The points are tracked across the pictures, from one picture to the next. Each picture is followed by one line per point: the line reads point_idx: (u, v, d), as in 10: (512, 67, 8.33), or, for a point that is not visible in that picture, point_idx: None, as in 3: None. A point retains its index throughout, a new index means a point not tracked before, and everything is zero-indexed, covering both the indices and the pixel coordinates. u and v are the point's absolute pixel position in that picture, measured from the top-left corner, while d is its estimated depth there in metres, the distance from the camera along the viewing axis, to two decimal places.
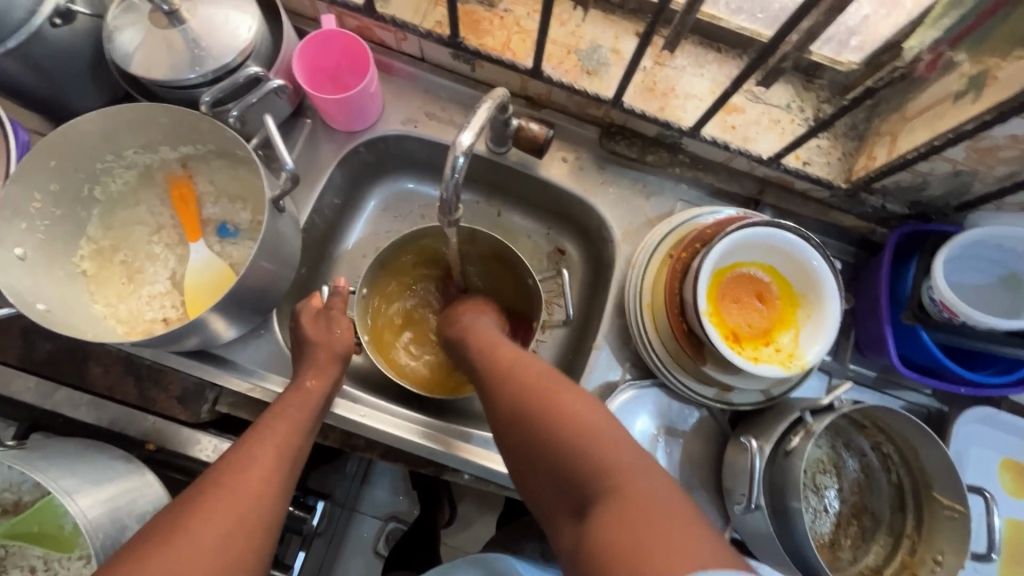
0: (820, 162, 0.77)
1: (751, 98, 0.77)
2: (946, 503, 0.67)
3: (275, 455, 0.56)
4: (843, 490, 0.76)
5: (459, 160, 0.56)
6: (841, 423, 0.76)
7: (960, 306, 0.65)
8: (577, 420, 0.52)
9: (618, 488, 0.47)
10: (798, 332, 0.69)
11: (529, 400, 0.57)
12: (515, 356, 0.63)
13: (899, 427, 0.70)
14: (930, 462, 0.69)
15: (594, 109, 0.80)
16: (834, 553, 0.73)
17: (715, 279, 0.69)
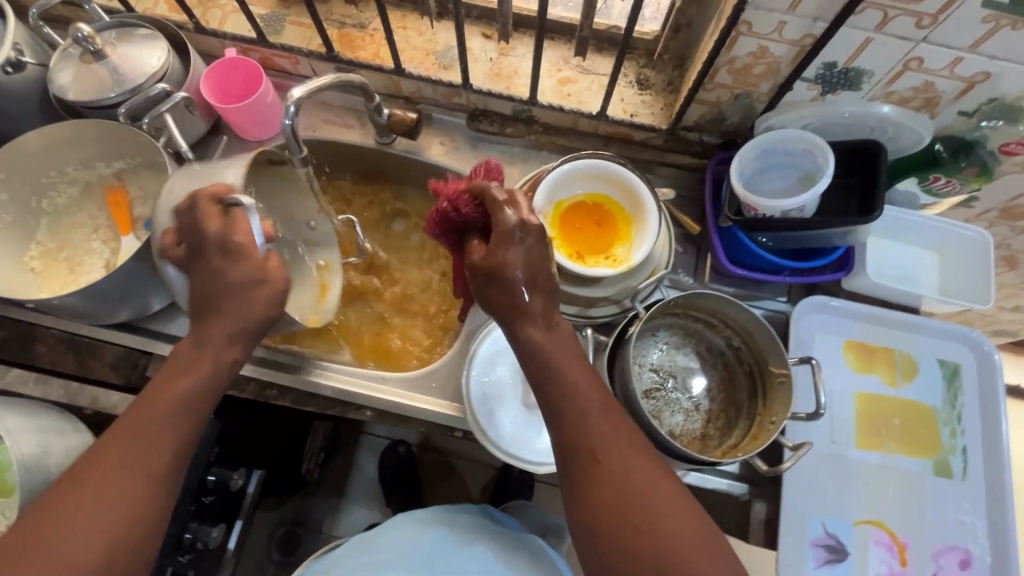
0: (646, 113, 0.92)
1: (582, 70, 0.93)
2: (778, 373, 0.76)
3: (189, 393, 0.60)
4: (708, 388, 0.83)
5: (291, 109, 0.71)
6: (698, 327, 0.85)
7: (753, 198, 0.76)
8: (678, 521, 0.52)
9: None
10: (630, 244, 0.80)
11: (632, 486, 0.53)
12: (611, 450, 0.55)
13: (732, 313, 0.79)
14: (762, 340, 0.77)
15: (458, 98, 0.96)
16: (703, 442, 0.79)
17: (555, 208, 0.81)
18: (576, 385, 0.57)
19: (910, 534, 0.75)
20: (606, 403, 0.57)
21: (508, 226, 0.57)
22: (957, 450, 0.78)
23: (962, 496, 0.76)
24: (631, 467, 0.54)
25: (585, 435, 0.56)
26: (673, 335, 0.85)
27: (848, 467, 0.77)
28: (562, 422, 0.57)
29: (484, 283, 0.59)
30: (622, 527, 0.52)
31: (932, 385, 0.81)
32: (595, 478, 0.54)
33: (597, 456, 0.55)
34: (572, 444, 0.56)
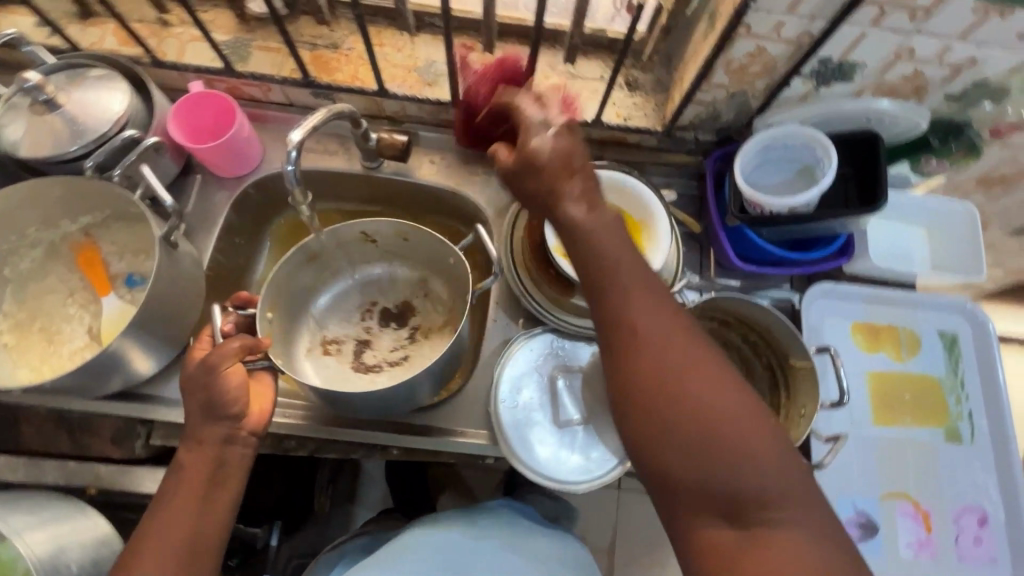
0: (639, 115, 0.91)
1: (570, 76, 0.92)
2: (800, 365, 0.78)
3: (190, 457, 0.64)
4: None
5: (293, 154, 0.70)
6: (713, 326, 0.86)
7: (760, 197, 0.77)
8: (729, 402, 0.49)
9: (748, 460, 0.48)
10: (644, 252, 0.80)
11: (681, 365, 0.50)
12: (654, 330, 0.51)
13: (748, 311, 0.80)
14: (780, 334, 0.79)
15: (445, 114, 0.93)
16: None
17: None
18: (615, 261, 0.54)
19: (932, 501, 0.79)
20: (649, 281, 0.54)
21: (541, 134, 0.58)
22: (964, 416, 0.83)
23: (972, 459, 0.81)
24: (679, 345, 0.51)
25: (626, 312, 0.52)
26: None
27: (869, 444, 0.81)
28: (603, 298, 0.54)
29: (518, 174, 0.59)
30: (669, 404, 0.49)
31: (935, 356, 0.85)
32: (637, 356, 0.51)
33: (640, 333, 0.51)
34: (613, 321, 0.53)
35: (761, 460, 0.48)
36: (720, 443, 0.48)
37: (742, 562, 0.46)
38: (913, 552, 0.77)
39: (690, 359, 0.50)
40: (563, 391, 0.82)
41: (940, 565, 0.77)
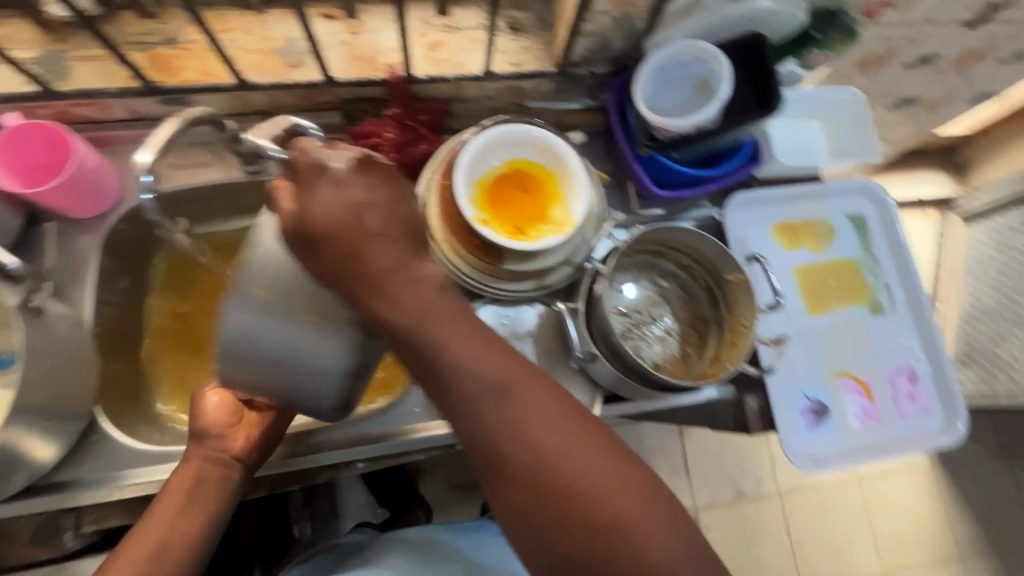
0: (529, 59, 0.86)
1: (448, 29, 0.85)
2: (734, 278, 0.78)
3: (184, 476, 0.67)
4: (675, 311, 0.86)
5: (147, 181, 0.59)
6: (647, 259, 0.86)
7: (666, 121, 0.75)
8: (555, 436, 0.51)
9: (585, 486, 0.50)
10: (565, 200, 0.77)
11: (506, 411, 0.51)
12: (475, 379, 0.52)
13: (676, 236, 0.80)
14: (710, 252, 0.79)
15: (322, 96, 0.84)
16: (688, 364, 0.83)
17: (479, 190, 0.76)
18: (416, 312, 0.51)
19: (869, 372, 0.85)
20: (459, 321, 0.53)
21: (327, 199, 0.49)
22: (882, 288, 0.89)
23: (895, 325, 0.88)
24: (499, 390, 0.52)
25: (445, 366, 0.52)
26: (627, 274, 0.86)
27: (808, 335, 0.85)
28: (418, 361, 0.52)
29: (300, 244, 0.50)
30: (504, 451, 0.51)
31: (849, 239, 0.90)
32: (468, 410, 0.52)
33: (460, 386, 0.51)
34: (435, 380, 0.52)
35: (598, 485, 0.50)
36: (557, 482, 0.50)
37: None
38: (861, 422, 0.83)
39: (514, 400, 0.51)
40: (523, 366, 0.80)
41: (886, 426, 0.83)
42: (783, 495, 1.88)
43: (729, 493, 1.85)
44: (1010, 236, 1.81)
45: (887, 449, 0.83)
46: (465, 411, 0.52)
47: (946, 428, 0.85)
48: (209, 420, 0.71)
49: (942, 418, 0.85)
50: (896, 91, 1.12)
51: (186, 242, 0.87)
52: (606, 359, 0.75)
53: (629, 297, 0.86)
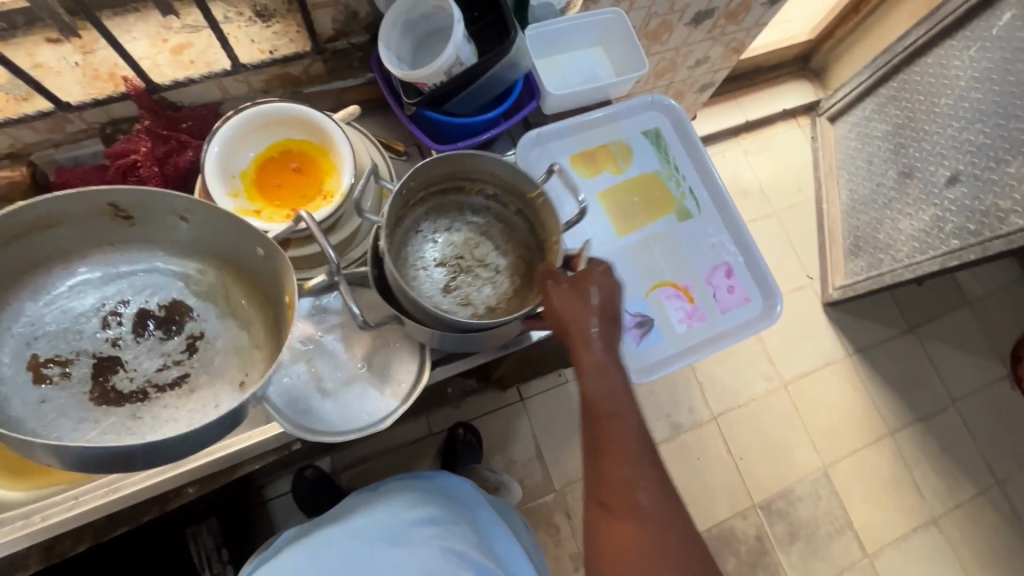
0: (284, 44, 0.83)
1: (191, 30, 0.81)
2: (536, 193, 0.73)
3: None
4: (499, 247, 0.81)
5: None
6: (450, 199, 0.81)
7: (415, 74, 0.74)
8: (652, 512, 0.65)
9: (627, 484, 0.65)
10: (336, 170, 0.74)
11: (627, 472, 0.65)
12: (602, 406, 0.67)
13: (465, 163, 0.74)
14: (504, 174, 0.74)
15: (72, 125, 0.79)
16: (523, 295, 0.78)
17: (244, 182, 0.74)
18: (603, 370, 0.68)
19: (687, 276, 0.89)
20: (624, 389, 0.68)
21: (566, 297, 0.67)
22: (685, 194, 0.92)
23: (705, 225, 0.92)
24: (628, 465, 0.66)
25: (588, 396, 0.67)
26: (434, 221, 0.80)
27: (620, 254, 0.88)
28: (599, 426, 0.67)
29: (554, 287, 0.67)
30: (613, 489, 0.65)
31: (646, 155, 0.93)
32: (596, 436, 0.67)
33: (609, 434, 0.67)
34: (592, 416, 0.68)
35: (643, 487, 0.65)
36: (620, 492, 0.65)
37: (609, 541, 0.65)
38: (685, 325, 0.86)
39: (632, 482, 0.65)
40: (323, 337, 0.78)
41: (710, 323, 0.87)
42: (718, 417, 1.81)
43: (666, 429, 1.78)
44: (869, 127, 1.87)
45: (712, 344, 0.87)
46: (594, 418, 0.67)
47: (766, 312, 0.89)
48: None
49: (761, 304, 0.89)
50: (686, 6, 1.14)
51: None
52: (414, 318, 0.70)
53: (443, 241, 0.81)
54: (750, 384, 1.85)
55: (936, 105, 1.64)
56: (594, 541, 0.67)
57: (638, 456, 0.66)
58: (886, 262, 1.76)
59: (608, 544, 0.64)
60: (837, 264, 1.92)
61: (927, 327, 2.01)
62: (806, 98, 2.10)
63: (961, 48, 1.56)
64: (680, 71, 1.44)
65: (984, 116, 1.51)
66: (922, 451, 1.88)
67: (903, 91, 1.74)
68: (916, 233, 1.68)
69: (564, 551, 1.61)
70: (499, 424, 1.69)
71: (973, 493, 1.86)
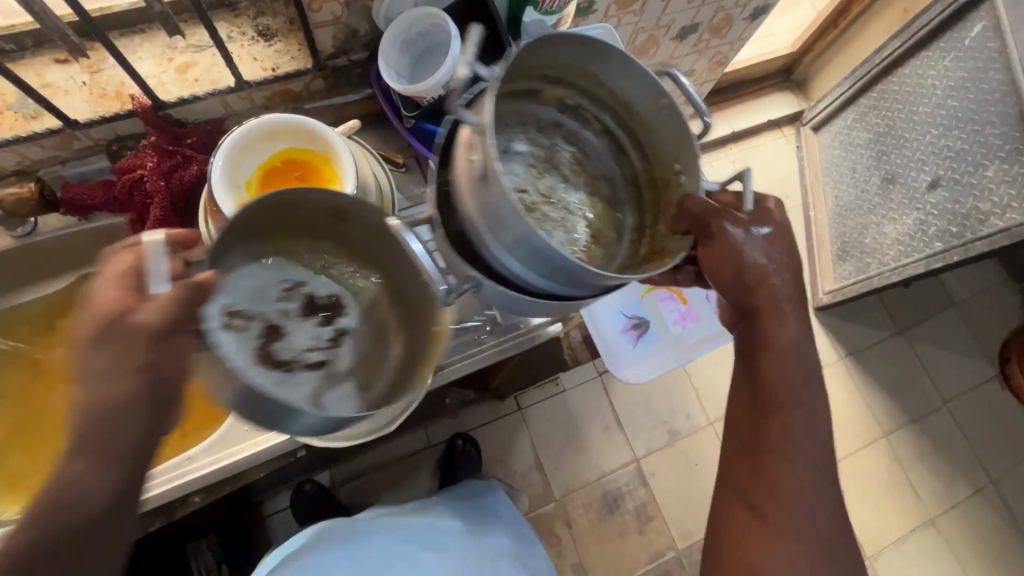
0: (286, 61, 0.86)
1: (195, 49, 0.83)
2: (654, 102, 0.60)
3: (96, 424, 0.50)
4: (568, 180, 0.66)
5: None
6: (523, 105, 0.65)
7: (415, 89, 0.77)
8: (815, 518, 0.64)
9: (794, 484, 0.64)
10: (337, 177, 0.77)
11: (802, 465, 0.63)
12: (785, 385, 0.64)
13: (564, 56, 0.59)
14: (613, 76, 0.61)
15: (78, 142, 0.81)
16: (607, 244, 0.64)
17: (248, 192, 0.76)
18: (795, 352, 0.64)
19: None
20: (807, 376, 0.65)
21: (736, 242, 0.59)
22: None
23: None
24: (808, 461, 0.64)
25: (767, 372, 0.65)
26: (491, 137, 0.62)
27: None
28: (774, 406, 0.65)
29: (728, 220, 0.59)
30: (762, 482, 0.64)
31: None
32: (762, 417, 0.65)
33: (790, 414, 0.64)
34: (770, 396, 0.65)
35: (815, 486, 0.64)
36: (789, 485, 0.64)
37: (754, 535, 0.65)
38: (681, 325, 0.91)
39: (808, 482, 0.64)
40: None
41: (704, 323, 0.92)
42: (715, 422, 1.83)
43: (664, 436, 1.79)
44: (852, 135, 1.92)
45: (708, 342, 0.89)
46: (767, 411, 0.65)
47: None
48: (100, 367, 0.50)
49: None
50: (670, 22, 1.19)
51: None
52: (507, 284, 0.58)
53: (508, 164, 0.63)
54: None
55: (915, 113, 1.69)
56: (728, 519, 0.67)
57: (821, 450, 0.64)
58: (873, 266, 1.80)
59: (748, 536, 0.65)
60: (826, 269, 1.96)
61: (915, 329, 2.05)
62: (790, 109, 2.16)
63: (936, 59, 1.62)
64: None
65: (960, 123, 1.56)
66: (912, 453, 1.90)
67: (882, 100, 1.80)
68: (900, 238, 1.73)
69: (566, 561, 1.61)
70: (498, 434, 1.70)
71: (968, 494, 1.88)
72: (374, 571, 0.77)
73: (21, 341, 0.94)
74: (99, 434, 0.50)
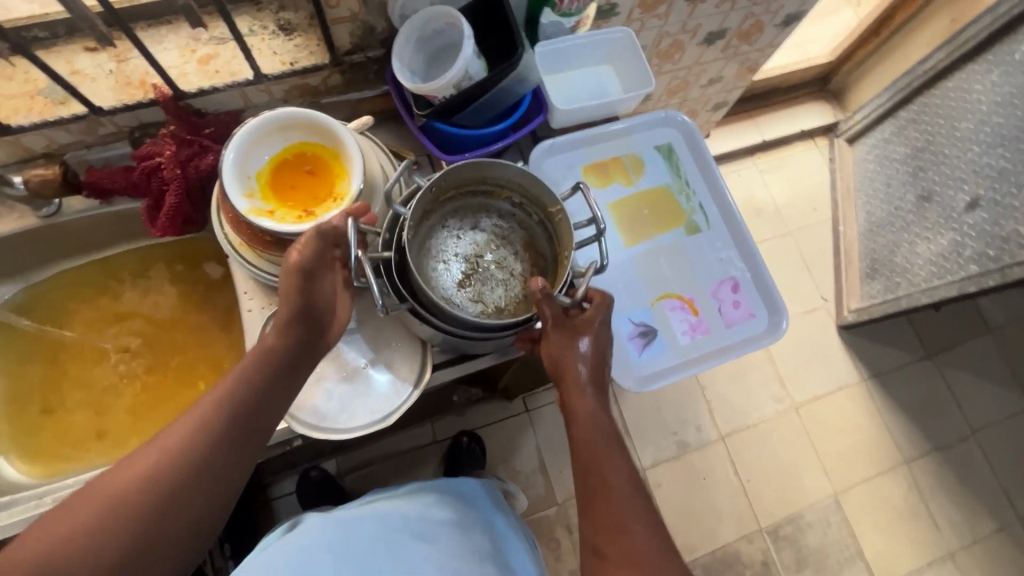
0: (305, 56, 0.87)
1: (217, 41, 0.85)
2: (556, 209, 0.78)
3: (213, 415, 0.60)
4: (517, 252, 0.84)
5: None
6: (479, 202, 0.84)
7: (425, 88, 0.77)
8: (622, 536, 0.62)
9: (621, 528, 0.63)
10: (346, 174, 0.78)
11: (598, 487, 0.65)
12: (600, 449, 0.67)
13: (493, 172, 0.79)
14: (529, 184, 0.79)
15: (104, 128, 0.84)
16: (530, 301, 0.81)
17: (258, 184, 0.77)
18: (579, 383, 0.70)
19: (692, 289, 0.90)
20: (594, 405, 0.70)
21: (563, 342, 0.71)
22: (694, 208, 0.94)
23: (714, 240, 0.93)
24: (584, 471, 0.67)
25: (588, 447, 0.68)
26: (461, 222, 0.84)
27: (627, 265, 0.90)
28: (592, 476, 0.66)
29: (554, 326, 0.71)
30: (591, 514, 0.65)
31: (657, 168, 0.95)
32: (589, 481, 0.66)
33: (609, 493, 0.65)
34: (587, 472, 0.67)
35: (623, 508, 0.64)
36: (616, 535, 0.63)
37: None
38: (689, 337, 0.87)
39: (595, 486, 0.66)
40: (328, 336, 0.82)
41: (714, 337, 0.87)
42: (725, 437, 1.78)
43: (672, 446, 1.76)
44: (888, 149, 1.85)
45: (715, 357, 0.87)
46: (587, 467, 0.67)
47: (772, 329, 0.89)
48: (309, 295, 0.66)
49: (767, 320, 0.89)
50: (697, 27, 1.16)
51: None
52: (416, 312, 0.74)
53: (464, 243, 0.84)
54: (759, 403, 1.83)
55: (957, 129, 1.62)
56: None
57: (586, 453, 0.67)
58: (904, 286, 1.73)
59: None
60: (852, 287, 1.89)
61: (945, 354, 1.96)
62: (824, 119, 2.08)
63: (983, 73, 1.54)
64: (690, 89, 1.45)
65: (1005, 141, 1.49)
66: (934, 482, 1.82)
67: (922, 114, 1.72)
68: (934, 258, 1.66)
69: (565, 565, 1.60)
70: (503, 434, 1.69)
71: (993, 530, 1.80)
72: (362, 551, 0.76)
73: (43, 314, 0.98)
74: (212, 431, 0.60)
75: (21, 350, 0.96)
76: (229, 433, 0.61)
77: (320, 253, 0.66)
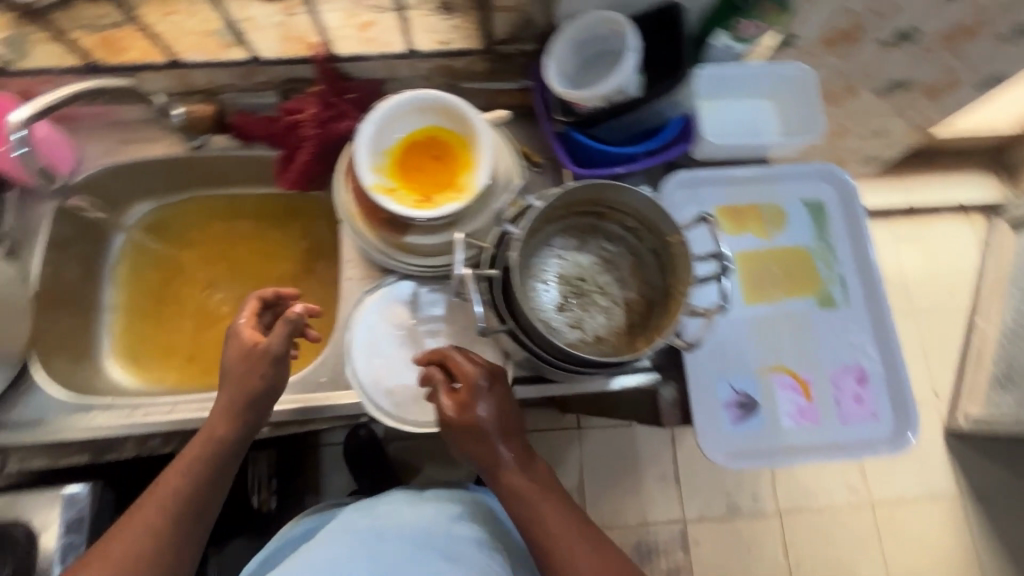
0: (457, 38, 0.86)
1: None
2: (675, 241, 0.71)
3: (189, 472, 0.65)
4: (620, 280, 0.79)
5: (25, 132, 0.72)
6: (589, 222, 0.79)
7: (575, 95, 0.74)
8: None
9: None
10: (472, 167, 0.76)
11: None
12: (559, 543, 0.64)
13: (615, 194, 0.73)
14: (650, 211, 0.73)
15: (259, 75, 0.87)
16: (628, 334, 0.76)
17: (385, 159, 0.77)
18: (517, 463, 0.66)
19: (809, 369, 0.80)
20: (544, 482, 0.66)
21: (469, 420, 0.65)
22: (833, 279, 0.83)
23: (848, 320, 0.82)
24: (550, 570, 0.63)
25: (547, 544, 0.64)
26: (568, 241, 0.79)
27: (741, 325, 0.81)
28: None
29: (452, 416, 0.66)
30: None
31: (799, 225, 0.85)
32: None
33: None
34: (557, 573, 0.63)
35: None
36: None
37: None
38: (795, 421, 0.77)
39: None
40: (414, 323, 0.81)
41: (823, 429, 0.78)
42: (786, 515, 1.62)
43: (723, 509, 1.63)
44: None
45: (821, 451, 0.77)
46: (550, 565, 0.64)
47: (894, 437, 0.78)
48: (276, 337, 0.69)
49: (890, 423, 0.78)
50: (877, 73, 1.03)
51: (129, 222, 0.99)
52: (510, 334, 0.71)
53: (567, 261, 0.79)
54: (831, 490, 1.65)
55: None
56: None
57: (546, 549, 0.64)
58: None
59: None
60: (977, 391, 1.65)
61: None
62: (987, 195, 1.81)
63: None
64: (849, 140, 1.29)
65: None
66: None
67: None
68: None
69: None
70: (549, 450, 1.64)
71: None
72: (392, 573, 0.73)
73: (168, 235, 1.01)
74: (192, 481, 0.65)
75: (140, 265, 1.00)
76: (211, 480, 0.66)
77: (289, 338, 0.69)
